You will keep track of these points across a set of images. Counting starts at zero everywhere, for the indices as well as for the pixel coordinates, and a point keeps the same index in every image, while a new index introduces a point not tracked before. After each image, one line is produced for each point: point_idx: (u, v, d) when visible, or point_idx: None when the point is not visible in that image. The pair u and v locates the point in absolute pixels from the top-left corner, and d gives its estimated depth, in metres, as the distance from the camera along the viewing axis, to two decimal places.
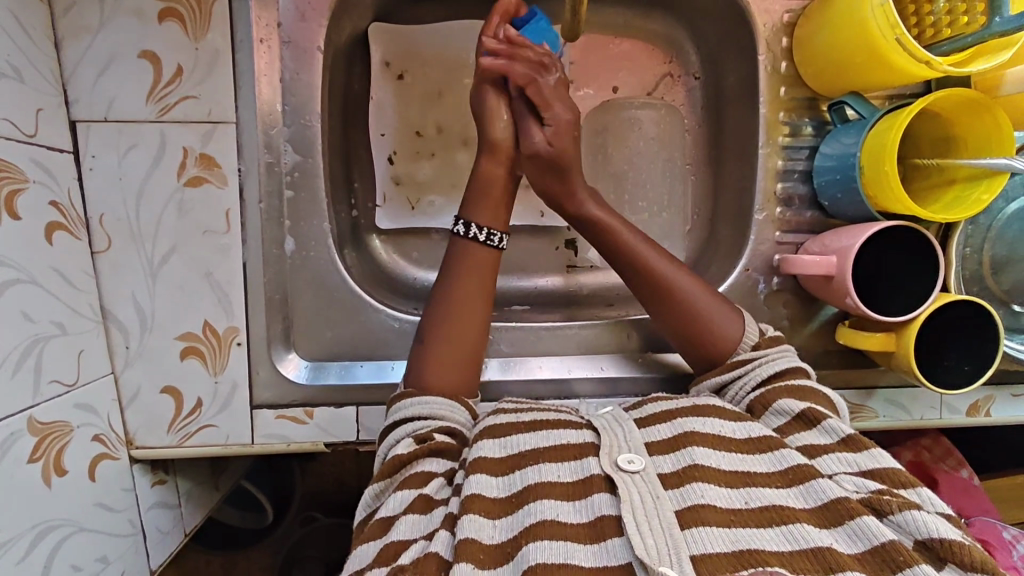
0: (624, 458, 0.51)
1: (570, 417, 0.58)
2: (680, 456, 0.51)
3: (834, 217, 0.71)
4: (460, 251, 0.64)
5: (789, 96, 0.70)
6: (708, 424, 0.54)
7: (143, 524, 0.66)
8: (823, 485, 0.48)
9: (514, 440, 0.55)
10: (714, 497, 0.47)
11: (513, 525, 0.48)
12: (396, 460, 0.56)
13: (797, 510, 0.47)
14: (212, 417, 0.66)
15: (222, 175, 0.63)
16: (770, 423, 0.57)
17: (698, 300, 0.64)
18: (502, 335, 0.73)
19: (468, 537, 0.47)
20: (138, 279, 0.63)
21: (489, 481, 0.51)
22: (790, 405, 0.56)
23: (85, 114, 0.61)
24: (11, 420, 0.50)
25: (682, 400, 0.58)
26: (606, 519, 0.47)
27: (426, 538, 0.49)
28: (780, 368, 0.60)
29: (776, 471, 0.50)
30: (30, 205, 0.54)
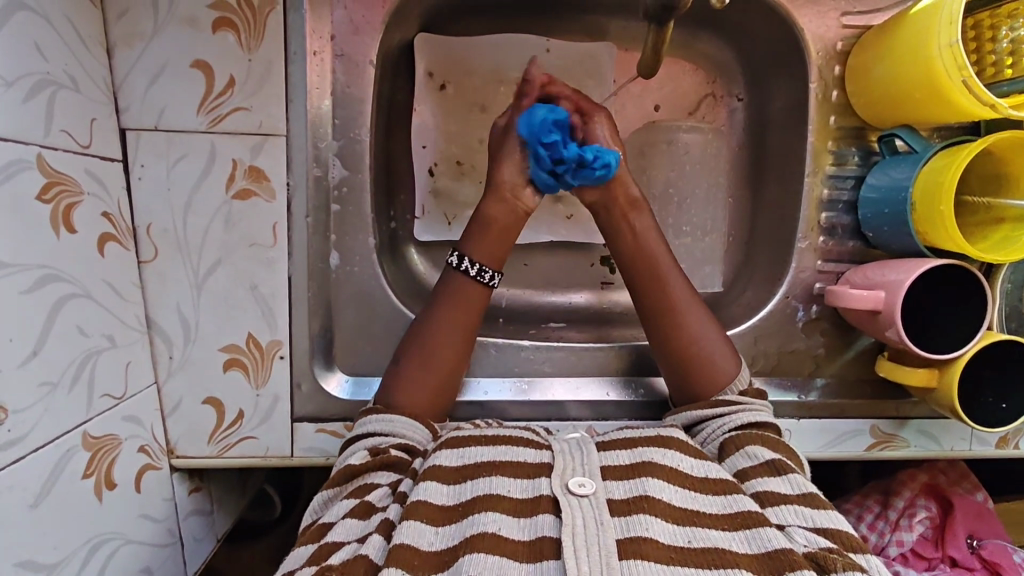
0: (575, 481, 0.51)
1: (535, 436, 0.58)
2: (634, 484, 0.51)
3: (877, 247, 0.71)
4: (450, 284, 0.65)
5: (838, 125, 0.70)
6: (667, 456, 0.54)
7: (180, 531, 0.66)
8: (768, 534, 0.47)
9: (472, 450, 0.55)
10: (658, 532, 0.47)
11: (456, 534, 0.48)
12: (347, 469, 0.56)
13: (738, 555, 0.46)
14: (252, 429, 0.66)
15: (270, 188, 0.63)
16: (734, 464, 0.56)
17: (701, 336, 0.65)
18: (542, 355, 0.73)
19: (403, 542, 0.47)
20: (183, 289, 0.63)
21: (439, 488, 0.52)
22: (760, 450, 0.55)
23: (134, 123, 0.60)
24: (67, 437, 0.49)
25: (647, 430, 0.58)
26: (546, 539, 0.47)
27: (358, 541, 0.49)
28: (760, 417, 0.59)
29: (726, 513, 0.49)
30: (85, 219, 0.54)
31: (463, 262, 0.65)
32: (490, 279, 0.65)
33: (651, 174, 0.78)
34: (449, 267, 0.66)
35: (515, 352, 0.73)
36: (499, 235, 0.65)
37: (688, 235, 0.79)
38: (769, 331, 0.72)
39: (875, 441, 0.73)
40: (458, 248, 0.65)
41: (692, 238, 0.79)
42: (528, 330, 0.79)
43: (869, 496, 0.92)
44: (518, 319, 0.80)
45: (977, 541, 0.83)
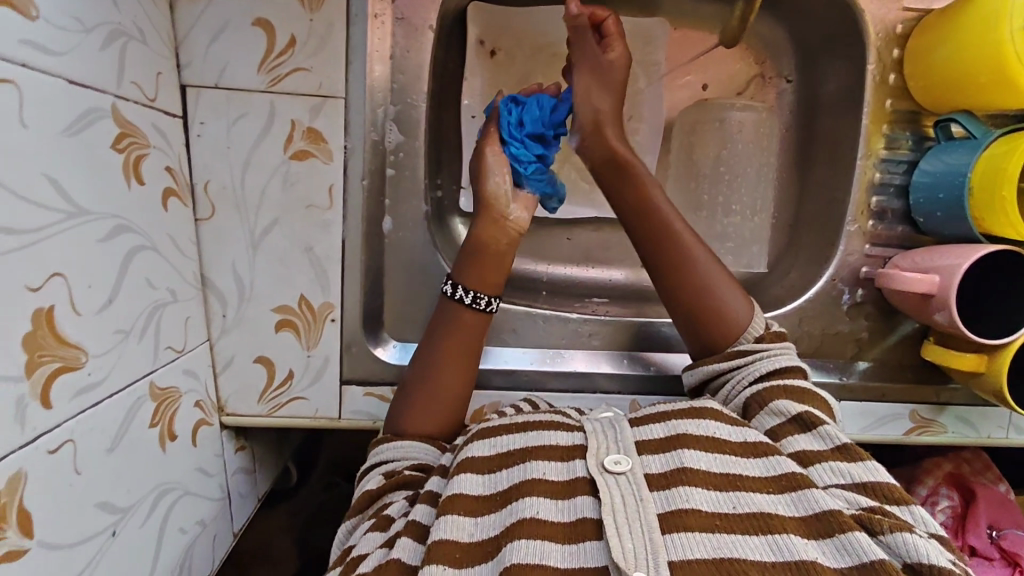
0: (611, 458, 0.51)
1: (566, 419, 0.57)
2: (669, 457, 0.51)
3: (926, 234, 0.71)
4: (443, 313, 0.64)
5: (893, 109, 0.70)
6: (702, 427, 0.53)
7: (229, 487, 0.67)
8: (813, 496, 0.47)
9: (503, 439, 0.55)
10: (701, 501, 0.47)
11: (496, 523, 0.49)
12: (366, 494, 0.57)
13: (785, 519, 0.46)
14: (302, 389, 0.67)
15: (328, 151, 0.63)
16: (763, 424, 0.56)
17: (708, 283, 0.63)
18: (592, 327, 0.75)
19: (439, 539, 0.48)
20: (238, 248, 0.64)
21: (473, 479, 0.52)
22: (784, 403, 0.55)
23: (195, 79, 0.60)
24: (138, 385, 0.50)
25: (677, 403, 0.57)
26: (586, 521, 0.47)
27: (385, 547, 0.51)
28: (778, 365, 0.59)
29: (770, 476, 0.50)
30: (151, 171, 0.54)
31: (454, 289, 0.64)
32: (489, 304, 0.64)
33: (698, 154, 0.78)
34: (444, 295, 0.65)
35: (563, 324, 0.74)
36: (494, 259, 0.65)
37: (737, 214, 0.79)
38: (813, 312, 0.73)
39: (912, 426, 0.73)
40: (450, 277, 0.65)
41: (740, 218, 0.79)
42: (573, 304, 0.78)
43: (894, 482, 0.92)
44: (560, 293, 0.80)
45: (997, 532, 0.84)
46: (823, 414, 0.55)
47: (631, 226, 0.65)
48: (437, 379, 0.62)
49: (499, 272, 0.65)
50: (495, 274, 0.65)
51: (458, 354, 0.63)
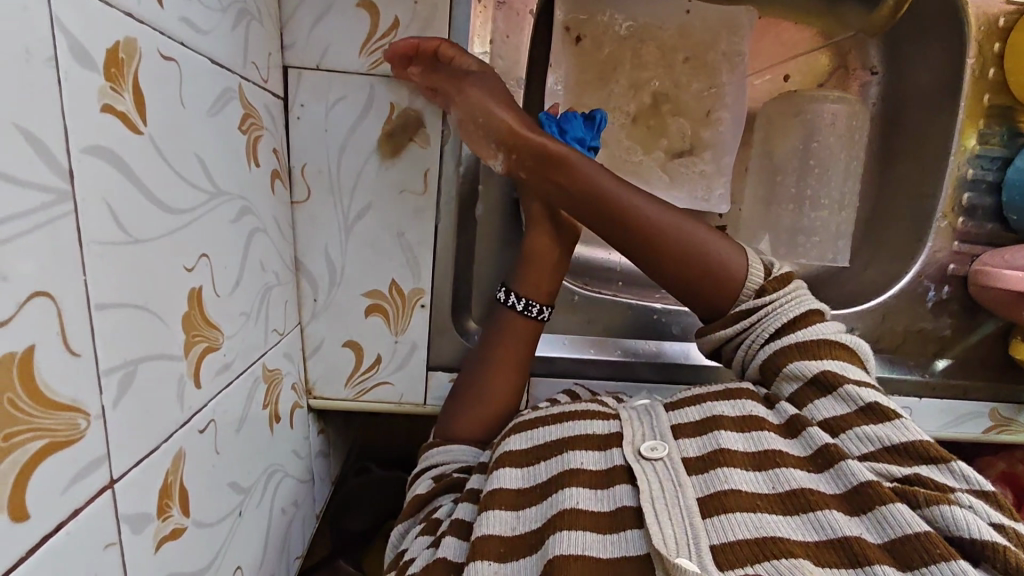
0: (647, 445, 0.50)
1: (603, 406, 0.56)
2: (706, 440, 0.49)
3: (1015, 232, 0.70)
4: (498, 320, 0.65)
5: (990, 104, 0.70)
6: (737, 407, 0.51)
7: (312, 470, 0.67)
8: (850, 468, 0.45)
9: (540, 432, 0.55)
10: (742, 482, 0.45)
11: (539, 515, 0.48)
12: (416, 498, 0.58)
13: (823, 496, 0.44)
14: (389, 374, 0.67)
15: (425, 135, 0.62)
16: (782, 390, 0.53)
17: (705, 238, 0.58)
18: (673, 317, 0.76)
19: (483, 534, 0.47)
20: (332, 231, 0.64)
21: (512, 473, 0.52)
22: (803, 364, 0.52)
23: (297, 60, 0.60)
24: (254, 366, 0.50)
25: (714, 384, 0.55)
26: (626, 509, 0.46)
27: (432, 546, 0.51)
28: (790, 318, 0.55)
29: (806, 454, 0.48)
30: (264, 152, 0.54)
31: (508, 297, 0.65)
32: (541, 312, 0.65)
33: (778, 148, 0.77)
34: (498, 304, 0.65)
35: (646, 315, 0.75)
36: (546, 266, 0.65)
37: (826, 208, 0.76)
38: (895, 308, 0.73)
39: (993, 425, 0.73)
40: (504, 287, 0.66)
41: (829, 212, 0.76)
42: (653, 295, 0.77)
43: None
44: (638, 284, 0.78)
45: None
46: (857, 372, 0.52)
47: (597, 206, 0.59)
48: (486, 381, 0.63)
49: (552, 280, 0.66)
50: (548, 281, 0.66)
51: (505, 357, 0.64)
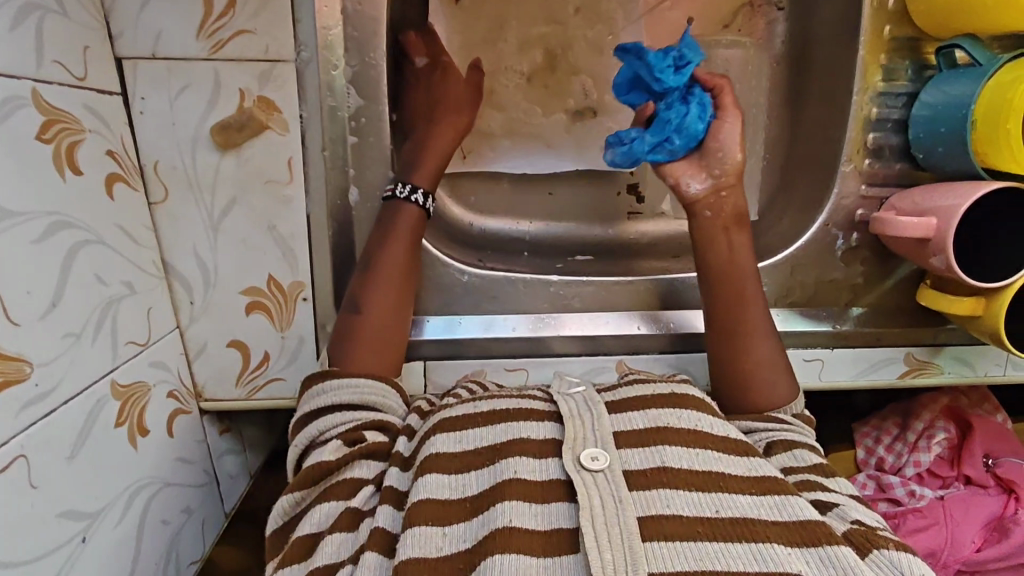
0: (588, 454, 0.49)
1: (539, 404, 0.56)
2: (651, 453, 0.50)
3: (926, 171, 0.66)
4: (397, 214, 0.62)
5: (892, 37, 0.64)
6: (686, 419, 0.52)
7: (214, 472, 0.67)
8: (798, 504, 0.46)
9: (470, 434, 0.53)
10: (681, 507, 0.46)
11: (468, 534, 0.46)
12: (322, 467, 0.52)
13: (768, 525, 0.45)
14: (280, 371, 0.65)
15: (282, 121, 0.58)
16: (783, 462, 0.54)
17: (765, 354, 0.61)
18: (571, 291, 0.70)
19: (413, 556, 0.44)
20: (197, 230, 0.60)
21: (439, 480, 0.50)
22: (808, 455, 0.55)
23: (130, 50, 0.55)
24: (96, 387, 0.49)
25: (660, 388, 0.57)
26: (562, 532, 0.45)
27: (353, 561, 0.46)
28: (806, 436, 0.57)
29: (750, 477, 0.48)
30: (89, 158, 0.50)
31: (407, 191, 0.62)
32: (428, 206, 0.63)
33: None
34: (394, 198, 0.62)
35: (543, 287, 0.70)
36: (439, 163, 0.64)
37: None
38: (805, 260, 0.70)
39: (907, 369, 0.72)
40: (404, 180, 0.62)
41: None
42: (554, 265, 0.75)
43: (888, 418, 0.90)
44: (542, 252, 0.76)
45: (993, 460, 0.82)
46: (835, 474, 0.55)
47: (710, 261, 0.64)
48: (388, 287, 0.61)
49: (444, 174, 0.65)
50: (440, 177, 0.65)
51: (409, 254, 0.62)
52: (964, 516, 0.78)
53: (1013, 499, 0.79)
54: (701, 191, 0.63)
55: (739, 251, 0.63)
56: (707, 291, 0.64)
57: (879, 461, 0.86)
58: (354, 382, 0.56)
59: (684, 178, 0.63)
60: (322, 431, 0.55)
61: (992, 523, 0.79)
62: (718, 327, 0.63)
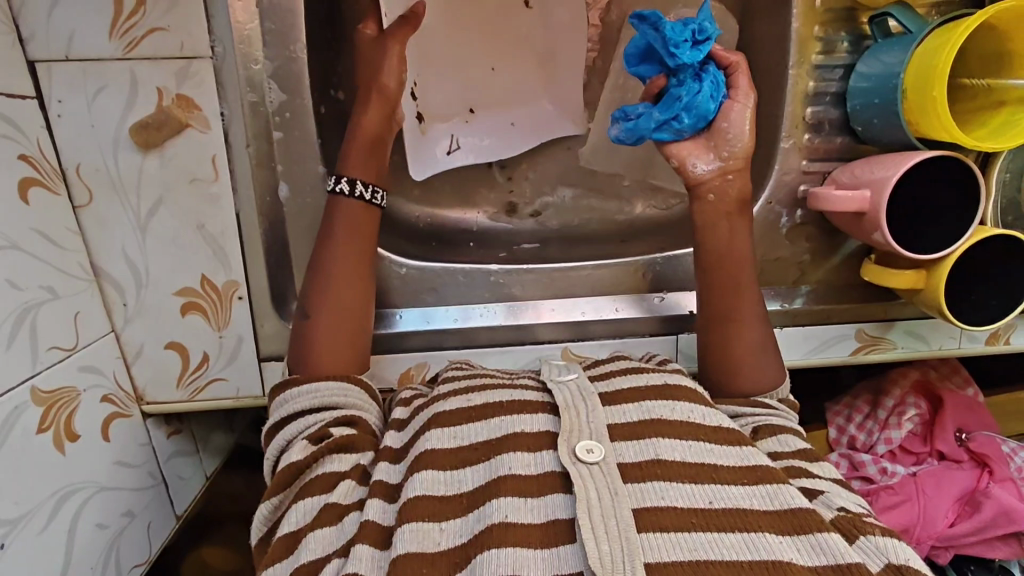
0: (582, 445, 0.48)
1: (533, 395, 0.54)
2: (644, 445, 0.49)
3: (867, 143, 0.65)
4: (340, 210, 0.60)
5: (825, 8, 0.63)
6: (676, 411, 0.51)
7: (163, 474, 0.67)
8: (789, 492, 0.45)
9: (464, 430, 0.52)
10: (675, 498, 0.45)
11: (464, 530, 0.45)
12: (292, 468, 0.51)
13: (759, 516, 0.44)
14: (221, 371, 0.65)
15: (203, 119, 0.58)
16: (768, 447, 0.54)
17: (755, 342, 0.60)
18: (514, 279, 0.70)
19: (409, 550, 0.43)
20: (126, 232, 0.60)
21: (434, 475, 0.49)
22: (793, 440, 0.54)
23: (41, 52, 0.55)
24: (12, 394, 0.48)
25: (653, 377, 0.55)
26: (559, 523, 0.44)
27: (342, 555, 0.46)
28: (788, 422, 0.56)
29: (742, 468, 0.48)
30: None
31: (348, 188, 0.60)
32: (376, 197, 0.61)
33: (621, 79, 0.72)
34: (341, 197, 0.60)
35: (484, 277, 0.70)
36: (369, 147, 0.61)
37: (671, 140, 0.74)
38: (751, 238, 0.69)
39: (860, 345, 0.71)
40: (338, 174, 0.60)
41: None
42: (498, 253, 0.74)
43: (859, 396, 0.85)
44: (489, 241, 0.75)
45: (966, 434, 0.78)
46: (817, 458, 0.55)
47: (705, 262, 0.62)
48: (354, 287, 0.60)
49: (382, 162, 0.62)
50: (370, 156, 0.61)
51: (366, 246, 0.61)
52: (936, 491, 0.73)
53: (986, 472, 0.75)
54: (708, 172, 0.60)
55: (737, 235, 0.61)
56: (703, 282, 0.62)
57: (850, 440, 0.82)
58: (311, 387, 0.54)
59: (689, 158, 0.60)
60: (291, 438, 0.54)
61: (964, 497, 0.74)
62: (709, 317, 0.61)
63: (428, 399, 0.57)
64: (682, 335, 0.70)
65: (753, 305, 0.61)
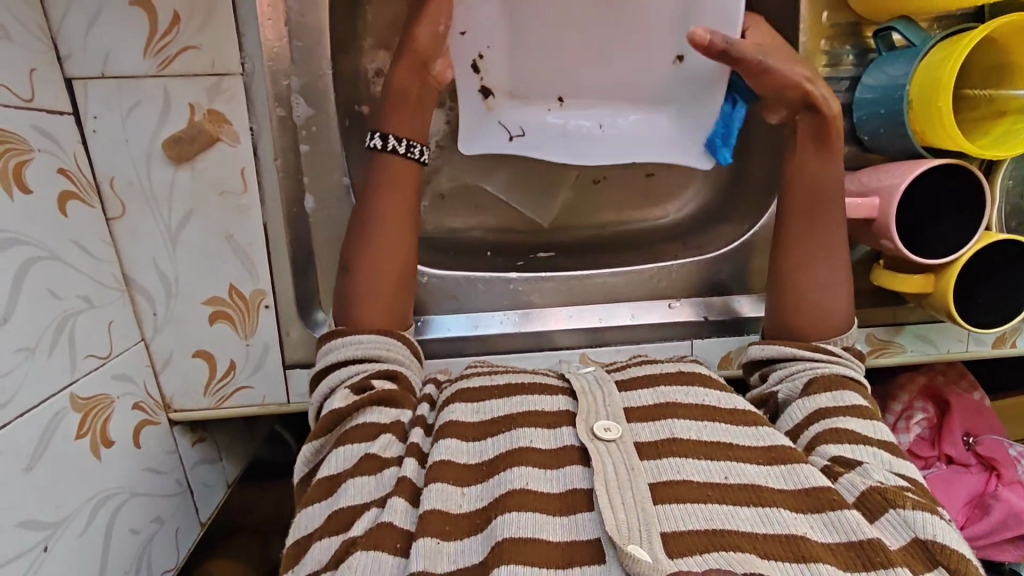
0: (601, 425, 0.49)
1: (551, 380, 0.56)
2: (660, 426, 0.50)
3: (873, 152, 0.67)
4: (382, 168, 0.59)
5: (831, 23, 0.65)
6: (691, 395, 0.53)
7: (188, 481, 0.68)
8: (805, 471, 0.47)
9: (488, 405, 0.53)
10: (692, 473, 0.46)
11: (484, 495, 0.47)
12: (334, 414, 0.53)
13: (775, 492, 0.46)
14: (247, 379, 0.66)
15: (233, 133, 0.60)
16: (819, 402, 0.54)
17: (827, 284, 0.60)
18: (531, 287, 0.71)
19: (434, 508, 0.45)
20: (157, 243, 0.61)
21: (460, 445, 0.50)
22: (849, 397, 0.53)
23: (79, 71, 0.57)
24: (53, 401, 0.50)
25: (667, 366, 0.57)
26: (577, 493, 0.46)
27: (376, 505, 0.47)
28: (846, 374, 0.56)
29: (758, 447, 0.49)
30: (40, 177, 0.52)
31: (392, 151, 0.59)
32: (422, 157, 0.60)
33: None
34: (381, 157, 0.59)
35: (503, 285, 0.71)
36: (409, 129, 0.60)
37: None
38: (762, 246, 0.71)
39: (871, 349, 0.72)
40: (376, 130, 0.60)
41: None
42: (515, 262, 0.75)
43: (868, 400, 0.86)
44: (506, 250, 0.77)
45: (973, 438, 0.79)
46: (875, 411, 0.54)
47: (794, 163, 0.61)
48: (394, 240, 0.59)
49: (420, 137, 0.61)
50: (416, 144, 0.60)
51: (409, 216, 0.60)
52: (946, 496, 0.75)
53: (994, 476, 0.76)
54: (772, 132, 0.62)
55: (822, 173, 0.60)
56: (783, 208, 0.62)
57: None
58: (356, 339, 0.56)
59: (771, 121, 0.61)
60: (333, 386, 0.55)
61: (973, 500, 0.75)
62: (789, 244, 0.61)
63: (450, 381, 0.59)
64: (697, 339, 0.72)
65: (836, 234, 0.60)
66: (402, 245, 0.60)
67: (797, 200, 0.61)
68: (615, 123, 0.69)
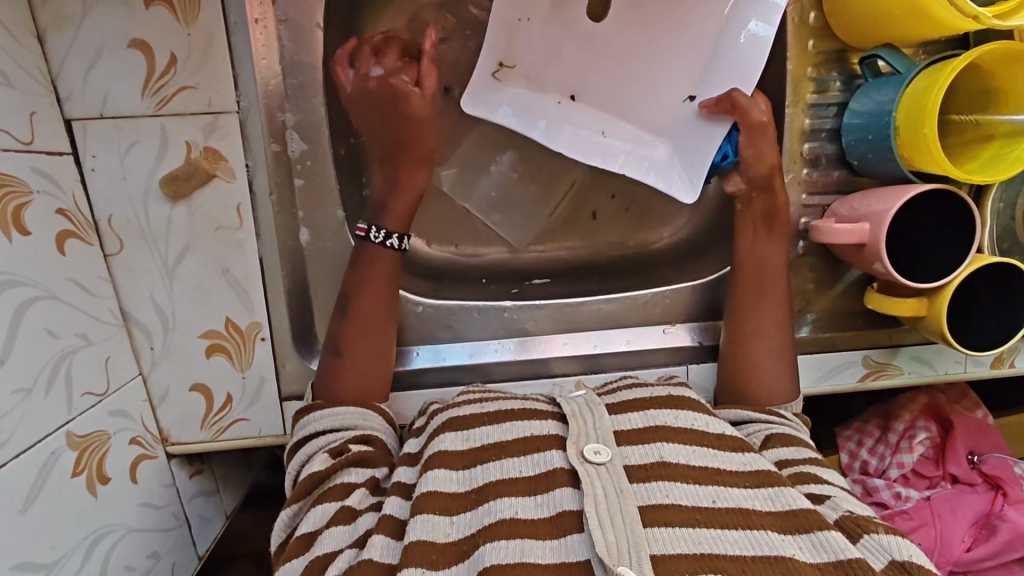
0: (590, 448, 0.49)
1: (542, 405, 0.56)
2: (649, 450, 0.50)
3: (863, 176, 0.68)
4: (368, 258, 0.62)
5: (817, 50, 0.66)
6: (680, 419, 0.52)
7: (185, 513, 0.67)
8: (791, 494, 0.47)
9: (477, 431, 0.53)
10: (681, 496, 0.46)
11: (473, 521, 0.46)
12: (313, 476, 0.53)
13: (763, 515, 0.45)
14: (243, 411, 0.66)
15: (229, 169, 0.61)
16: (778, 454, 0.55)
17: (767, 356, 0.63)
18: (525, 315, 0.72)
19: (418, 538, 0.45)
20: (153, 278, 0.62)
21: (446, 473, 0.50)
22: (804, 451, 0.55)
23: (79, 112, 0.58)
24: (49, 440, 0.50)
25: (657, 389, 0.56)
26: (567, 514, 0.45)
27: (354, 547, 0.47)
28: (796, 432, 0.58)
29: (746, 472, 0.49)
30: (38, 219, 0.53)
31: (382, 235, 0.61)
32: (405, 244, 0.62)
33: None
34: (367, 242, 0.62)
35: (498, 313, 0.71)
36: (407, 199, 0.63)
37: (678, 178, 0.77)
38: None
39: (867, 371, 0.72)
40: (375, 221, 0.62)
41: None
42: (510, 289, 0.76)
43: (868, 420, 0.86)
44: (501, 277, 0.77)
45: (977, 457, 0.79)
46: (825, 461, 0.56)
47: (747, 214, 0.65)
48: (372, 327, 0.61)
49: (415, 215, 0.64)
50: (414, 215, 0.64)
51: (387, 296, 0.62)
52: (951, 515, 0.73)
53: (1000, 495, 0.75)
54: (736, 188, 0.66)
55: (769, 245, 0.65)
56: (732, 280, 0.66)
57: (862, 465, 0.82)
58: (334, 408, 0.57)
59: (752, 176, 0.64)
60: (311, 452, 0.56)
61: (980, 521, 0.74)
62: (737, 310, 0.65)
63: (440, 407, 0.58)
64: (692, 364, 0.72)
65: (776, 313, 0.64)
66: (376, 337, 0.62)
67: (746, 270, 0.65)
68: (617, 129, 0.67)
